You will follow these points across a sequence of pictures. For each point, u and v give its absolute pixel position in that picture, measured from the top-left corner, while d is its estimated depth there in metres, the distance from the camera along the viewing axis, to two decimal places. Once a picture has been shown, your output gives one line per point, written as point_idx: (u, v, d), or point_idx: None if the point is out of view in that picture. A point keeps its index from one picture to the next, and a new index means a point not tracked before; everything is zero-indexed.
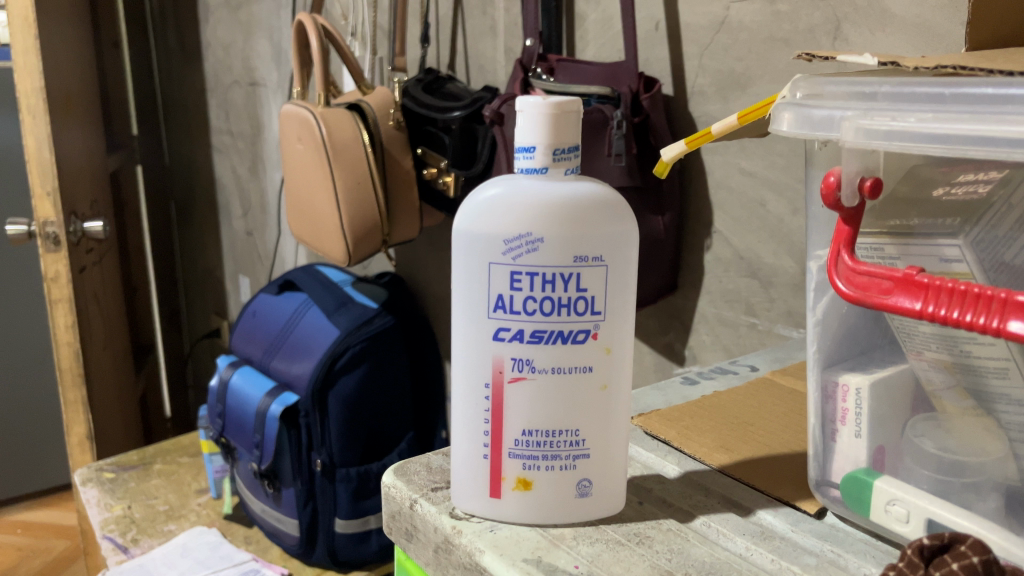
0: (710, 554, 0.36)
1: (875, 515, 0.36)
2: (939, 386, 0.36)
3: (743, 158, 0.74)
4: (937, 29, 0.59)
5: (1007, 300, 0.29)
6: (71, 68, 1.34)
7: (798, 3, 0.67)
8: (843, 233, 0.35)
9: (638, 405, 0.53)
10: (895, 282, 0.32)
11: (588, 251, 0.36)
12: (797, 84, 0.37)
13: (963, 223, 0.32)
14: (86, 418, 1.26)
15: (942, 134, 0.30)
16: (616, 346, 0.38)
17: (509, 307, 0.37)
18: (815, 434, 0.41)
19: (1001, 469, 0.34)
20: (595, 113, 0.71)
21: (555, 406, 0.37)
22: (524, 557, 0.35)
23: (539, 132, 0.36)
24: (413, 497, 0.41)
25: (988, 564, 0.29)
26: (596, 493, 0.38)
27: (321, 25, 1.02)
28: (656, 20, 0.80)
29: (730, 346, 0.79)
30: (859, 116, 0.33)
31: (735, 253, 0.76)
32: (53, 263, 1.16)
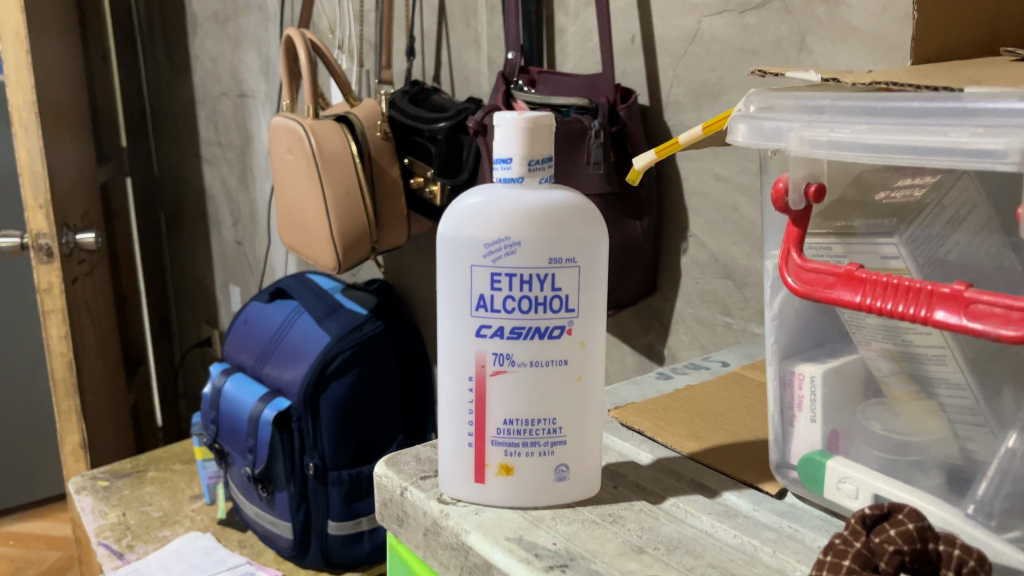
0: (678, 531, 0.40)
1: (829, 493, 0.40)
2: (886, 373, 0.39)
3: (717, 165, 0.77)
4: (895, 41, 0.63)
5: (934, 292, 0.32)
6: (60, 81, 1.37)
7: (765, 16, 0.71)
8: (793, 234, 0.38)
9: (615, 399, 0.56)
10: (838, 277, 0.36)
11: (562, 253, 0.40)
12: (751, 98, 0.40)
13: (900, 223, 0.35)
14: (80, 428, 1.29)
15: (873, 144, 0.33)
16: (590, 341, 0.41)
17: (491, 305, 0.40)
18: (775, 420, 0.44)
19: (943, 448, 0.38)
20: (574, 123, 0.75)
21: (534, 396, 0.40)
22: (507, 535, 0.39)
23: (516, 145, 0.39)
24: (404, 485, 0.44)
25: (922, 530, 0.32)
26: (574, 477, 0.41)
27: (309, 40, 1.05)
28: (632, 34, 0.83)
29: (706, 345, 0.82)
30: (804, 128, 0.36)
31: (711, 255, 0.80)
32: (46, 274, 1.18)
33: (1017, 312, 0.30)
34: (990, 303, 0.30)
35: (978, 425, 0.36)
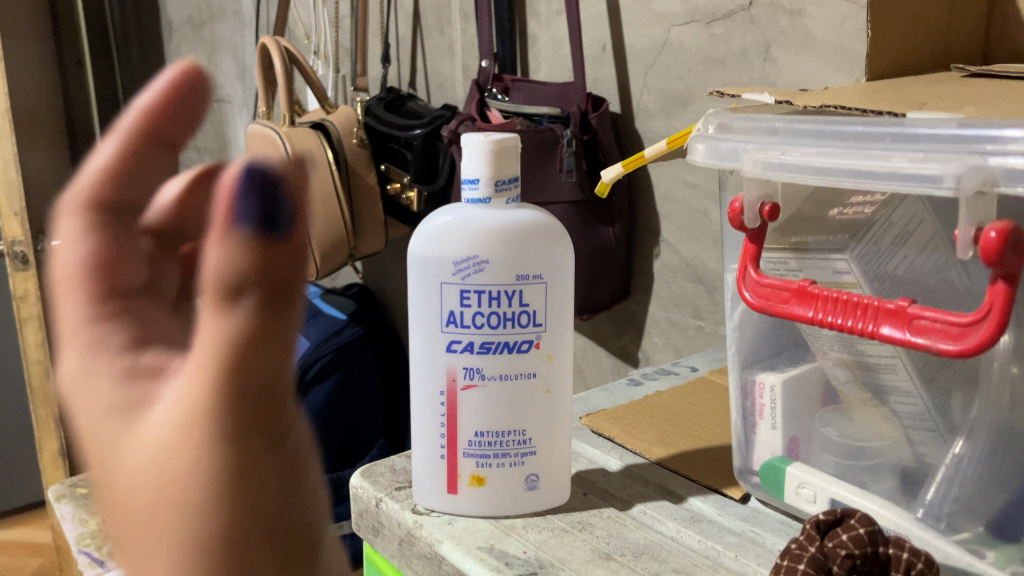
0: (645, 537, 0.41)
1: (789, 498, 0.41)
2: (842, 382, 0.41)
3: (687, 171, 0.79)
4: (854, 51, 0.64)
5: (881, 308, 0.33)
6: (34, 88, 1.37)
7: (731, 26, 0.72)
8: (750, 250, 0.40)
9: (586, 406, 0.58)
10: (792, 292, 0.37)
11: (529, 270, 0.41)
12: (709, 117, 0.42)
13: (850, 239, 0.37)
14: (57, 434, 1.29)
15: (822, 167, 0.35)
16: (557, 354, 0.42)
17: (460, 321, 0.41)
18: (737, 427, 0.45)
19: (897, 452, 0.39)
20: (546, 132, 0.77)
21: (503, 409, 0.42)
22: (479, 544, 0.40)
23: (482, 166, 0.41)
24: (379, 496, 0.45)
25: (872, 534, 0.34)
26: (544, 486, 0.43)
27: (284, 48, 1.05)
28: (602, 42, 0.85)
29: (679, 347, 0.84)
30: (757, 149, 0.38)
31: (682, 259, 0.81)
32: (22, 281, 1.19)
33: (957, 327, 0.31)
34: (932, 319, 0.32)
35: (929, 430, 0.37)
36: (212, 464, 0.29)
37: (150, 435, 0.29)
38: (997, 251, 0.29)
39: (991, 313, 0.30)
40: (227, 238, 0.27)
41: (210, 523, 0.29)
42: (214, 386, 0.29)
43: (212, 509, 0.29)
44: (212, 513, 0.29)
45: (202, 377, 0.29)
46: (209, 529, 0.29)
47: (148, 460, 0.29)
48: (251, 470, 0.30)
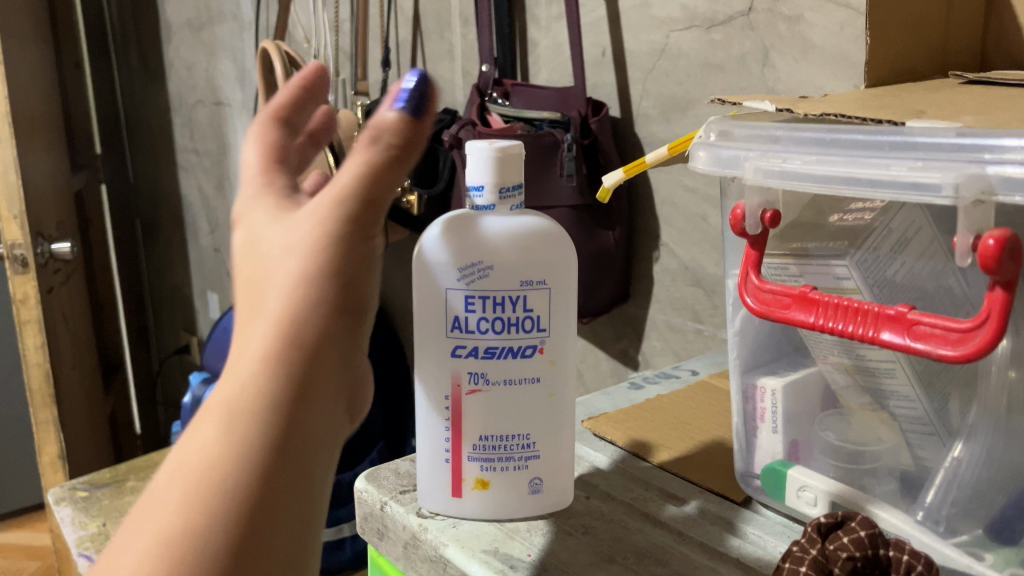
0: (648, 540, 0.41)
1: (790, 501, 0.42)
2: (842, 386, 0.41)
3: (686, 176, 0.79)
4: (852, 57, 0.65)
5: (881, 313, 0.34)
6: (34, 91, 1.37)
7: (730, 32, 0.73)
8: (751, 256, 0.40)
9: (587, 409, 0.58)
10: (794, 298, 0.38)
11: (533, 276, 0.41)
12: (711, 125, 0.42)
13: (850, 245, 0.37)
14: (57, 437, 1.30)
15: (821, 175, 0.35)
16: (560, 358, 0.43)
17: (465, 327, 0.42)
18: (738, 431, 0.46)
19: (897, 456, 0.40)
20: (546, 137, 0.77)
21: (507, 413, 0.42)
22: (483, 548, 0.40)
23: (487, 173, 0.41)
24: (383, 499, 0.45)
25: (873, 537, 0.34)
26: (547, 489, 0.43)
27: (285, 52, 1.06)
28: (602, 47, 0.85)
29: (678, 351, 0.84)
30: (759, 157, 0.39)
31: (681, 263, 0.82)
32: (22, 284, 1.18)
33: (955, 333, 0.32)
34: (932, 325, 0.32)
35: (928, 434, 0.38)
36: (309, 279, 0.32)
37: (273, 251, 0.34)
38: (995, 259, 0.30)
39: (990, 319, 0.30)
40: (390, 112, 0.33)
41: (290, 329, 0.32)
42: (328, 215, 0.33)
43: (302, 322, 0.32)
44: (296, 321, 0.32)
45: (325, 209, 0.33)
46: (296, 337, 0.32)
47: (266, 270, 0.34)
48: (341, 311, 0.33)
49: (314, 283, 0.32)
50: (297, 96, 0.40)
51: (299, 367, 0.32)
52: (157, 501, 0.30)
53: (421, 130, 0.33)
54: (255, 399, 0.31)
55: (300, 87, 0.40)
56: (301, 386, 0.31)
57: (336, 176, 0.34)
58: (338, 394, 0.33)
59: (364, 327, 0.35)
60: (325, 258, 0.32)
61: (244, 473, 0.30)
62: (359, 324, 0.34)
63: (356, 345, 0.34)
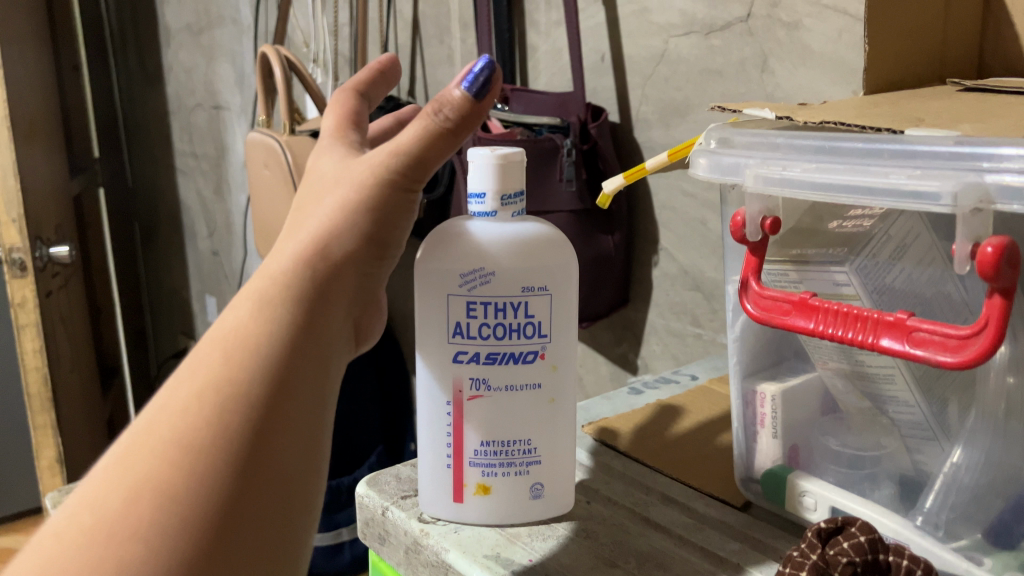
0: (648, 544, 0.42)
1: (790, 505, 0.42)
2: (841, 391, 0.41)
3: (685, 181, 0.80)
4: (850, 63, 0.65)
5: (880, 320, 0.34)
6: (33, 94, 1.37)
7: (729, 38, 0.73)
8: (751, 262, 0.40)
9: (587, 414, 0.58)
10: (793, 304, 0.38)
11: (534, 282, 0.42)
12: (712, 132, 0.42)
13: (849, 252, 0.37)
14: (55, 441, 1.30)
15: (822, 184, 0.36)
16: (561, 364, 0.43)
17: (467, 333, 0.42)
18: (738, 436, 0.46)
19: (896, 460, 0.40)
20: (546, 142, 0.77)
21: (508, 419, 0.42)
22: (485, 553, 0.40)
23: (489, 180, 0.41)
24: (385, 505, 0.45)
25: (873, 542, 0.35)
26: (548, 495, 0.43)
27: (285, 56, 1.06)
28: (601, 52, 0.86)
29: (678, 355, 0.84)
30: (759, 164, 0.39)
31: (680, 268, 0.82)
32: (20, 288, 1.18)
33: (953, 340, 0.32)
34: (930, 331, 0.33)
35: (927, 440, 0.38)
36: (356, 205, 0.37)
37: (322, 188, 0.38)
38: (993, 266, 0.30)
39: (988, 326, 0.31)
40: (457, 90, 0.37)
41: (328, 242, 0.36)
42: (381, 161, 0.37)
43: (336, 236, 0.36)
44: (335, 235, 0.36)
45: (380, 159, 0.37)
46: (326, 247, 0.36)
47: (311, 202, 0.38)
48: (371, 241, 0.37)
49: (357, 210, 0.37)
50: (373, 76, 0.44)
51: (331, 277, 0.36)
52: (191, 364, 0.32)
53: (482, 109, 0.37)
54: (291, 288, 0.34)
55: (376, 69, 0.44)
56: (328, 292, 0.35)
57: (394, 138, 0.38)
58: (350, 312, 0.37)
59: (382, 266, 0.39)
60: (369, 191, 0.37)
61: (276, 349, 0.32)
62: (378, 260, 0.38)
63: (372, 279, 0.38)
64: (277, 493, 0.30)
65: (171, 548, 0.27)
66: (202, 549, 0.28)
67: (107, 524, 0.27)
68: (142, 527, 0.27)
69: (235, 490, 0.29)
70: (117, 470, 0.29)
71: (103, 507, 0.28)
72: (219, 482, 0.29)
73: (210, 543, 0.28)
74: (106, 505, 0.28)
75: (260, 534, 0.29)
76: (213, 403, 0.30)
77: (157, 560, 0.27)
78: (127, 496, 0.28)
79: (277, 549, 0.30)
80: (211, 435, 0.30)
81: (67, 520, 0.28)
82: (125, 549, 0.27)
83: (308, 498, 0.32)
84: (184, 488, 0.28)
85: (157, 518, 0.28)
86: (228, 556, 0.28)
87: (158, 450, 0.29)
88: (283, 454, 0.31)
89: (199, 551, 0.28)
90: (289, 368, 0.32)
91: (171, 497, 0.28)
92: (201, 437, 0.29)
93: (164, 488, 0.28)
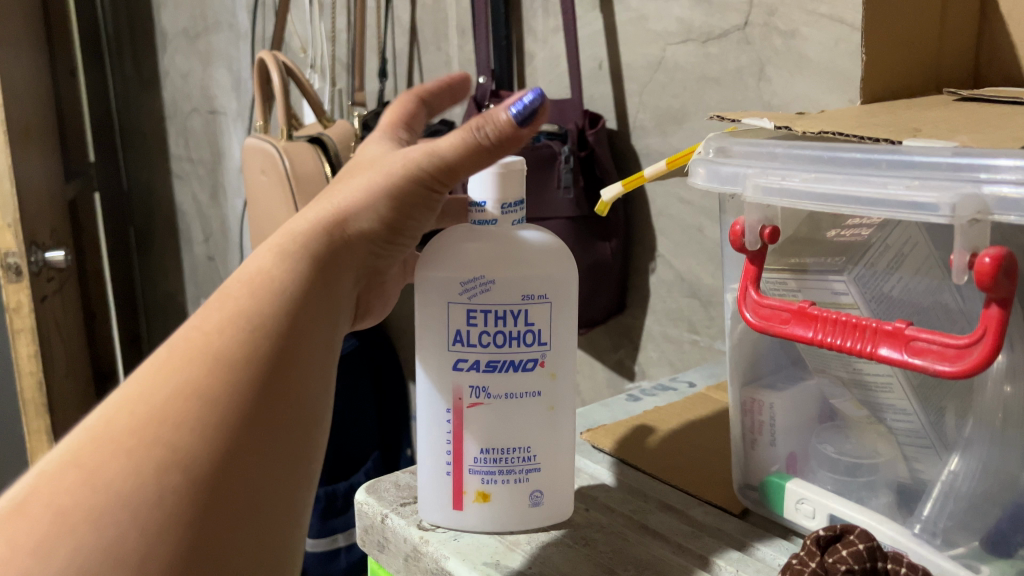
0: (647, 552, 0.42)
1: (788, 513, 0.42)
2: (839, 400, 0.41)
3: (682, 189, 0.80)
4: (847, 73, 0.65)
5: (878, 329, 0.35)
6: (28, 99, 1.37)
7: (726, 46, 0.74)
8: (750, 271, 0.41)
9: (586, 421, 0.58)
10: (792, 313, 0.38)
11: (534, 290, 0.42)
12: (711, 141, 0.43)
13: (848, 261, 0.38)
14: (50, 446, 1.29)
15: (820, 194, 0.36)
16: (561, 372, 0.43)
17: (467, 340, 0.42)
18: (738, 443, 0.46)
19: (893, 468, 0.40)
20: (544, 149, 0.78)
21: (507, 427, 0.42)
22: (484, 560, 0.41)
23: (490, 189, 0.42)
24: (385, 512, 0.45)
25: (871, 550, 0.35)
26: (547, 502, 0.43)
27: (282, 62, 1.06)
28: (599, 59, 0.86)
29: (674, 361, 0.85)
30: (757, 174, 0.39)
31: (678, 275, 0.82)
32: (15, 293, 1.17)
33: (952, 349, 0.32)
34: (929, 340, 0.33)
35: (925, 448, 0.38)
36: (378, 189, 0.39)
37: (359, 169, 0.41)
38: (991, 276, 0.30)
39: (986, 335, 0.31)
40: (504, 113, 0.36)
41: (350, 215, 0.38)
42: (415, 156, 0.38)
43: (359, 210, 0.38)
44: (356, 212, 0.38)
45: (416, 155, 0.38)
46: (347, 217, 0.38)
47: (344, 175, 0.41)
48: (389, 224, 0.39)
49: (379, 192, 0.39)
50: (442, 89, 0.46)
51: (347, 244, 0.38)
52: (225, 290, 0.36)
53: (522, 136, 0.37)
54: (312, 244, 0.37)
55: (448, 83, 0.46)
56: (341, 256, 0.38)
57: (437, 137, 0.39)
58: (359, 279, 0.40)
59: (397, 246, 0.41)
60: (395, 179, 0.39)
61: (297, 292, 0.36)
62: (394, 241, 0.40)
63: (383, 258, 0.41)
64: (296, 415, 0.34)
65: (190, 454, 0.31)
66: (232, 450, 0.32)
67: (155, 417, 0.31)
68: (174, 428, 0.31)
69: (261, 406, 0.33)
70: (163, 370, 0.33)
71: (150, 401, 0.32)
72: (249, 397, 0.33)
73: (231, 452, 0.32)
74: (152, 401, 0.32)
75: (281, 447, 0.33)
76: (246, 326, 0.34)
77: (177, 459, 0.31)
78: (170, 399, 0.32)
79: (293, 461, 0.34)
80: (245, 354, 0.33)
81: (119, 404, 0.32)
82: (170, 441, 0.31)
83: (320, 421, 0.36)
84: (221, 395, 0.32)
85: (197, 417, 0.32)
86: (250, 462, 0.32)
87: (198, 361, 0.33)
88: (302, 383, 0.35)
89: (228, 453, 0.32)
90: (308, 313, 0.36)
91: (209, 401, 0.32)
92: (239, 355, 0.33)
93: (202, 394, 0.32)
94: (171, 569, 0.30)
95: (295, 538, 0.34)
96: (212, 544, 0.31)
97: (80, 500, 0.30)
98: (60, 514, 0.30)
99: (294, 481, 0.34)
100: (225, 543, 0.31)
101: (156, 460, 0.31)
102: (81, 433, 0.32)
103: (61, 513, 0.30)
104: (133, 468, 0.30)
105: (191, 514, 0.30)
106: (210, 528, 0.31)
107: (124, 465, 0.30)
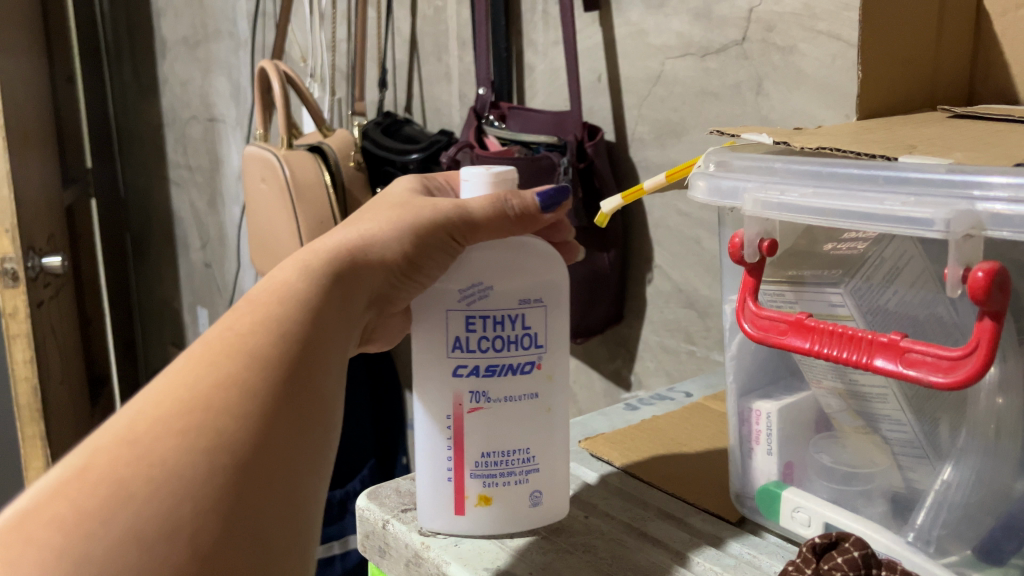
0: (648, 559, 0.42)
1: (784, 521, 0.43)
2: (836, 410, 0.42)
3: (680, 201, 0.81)
4: (844, 89, 0.67)
5: (874, 340, 0.35)
6: (26, 104, 1.37)
7: (725, 61, 0.75)
8: (748, 283, 0.42)
9: (585, 430, 0.59)
10: (790, 324, 0.39)
11: (530, 294, 0.43)
12: (710, 155, 0.44)
13: (845, 274, 0.38)
14: (45, 452, 1.29)
15: (817, 207, 0.37)
16: (557, 374, 0.44)
17: (466, 346, 0.43)
18: (735, 452, 0.47)
19: (888, 478, 0.41)
20: (543, 160, 0.78)
21: (507, 429, 0.43)
22: (486, 565, 0.41)
23: None
24: (385, 518, 0.46)
25: (866, 557, 0.35)
26: (547, 502, 0.44)
27: (283, 71, 1.06)
28: (598, 73, 0.87)
29: (671, 371, 0.86)
30: (757, 188, 0.40)
31: (675, 286, 0.83)
32: (11, 298, 1.17)
33: (946, 360, 0.33)
34: (923, 352, 0.34)
35: (919, 458, 0.39)
36: (405, 225, 0.41)
37: (382, 207, 0.44)
38: (984, 290, 0.31)
39: (979, 347, 0.32)
40: (531, 196, 0.42)
41: (372, 245, 0.41)
42: (444, 206, 0.42)
43: (381, 241, 0.41)
44: (380, 242, 0.41)
45: (445, 205, 0.42)
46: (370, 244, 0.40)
47: (367, 210, 0.43)
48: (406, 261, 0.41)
49: (406, 227, 0.41)
50: None
51: (364, 268, 0.40)
52: (252, 296, 0.37)
53: (539, 221, 0.43)
54: (335, 264, 0.39)
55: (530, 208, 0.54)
56: (359, 281, 0.40)
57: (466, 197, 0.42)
58: (373, 308, 0.41)
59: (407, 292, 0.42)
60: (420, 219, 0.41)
61: (323, 303, 0.37)
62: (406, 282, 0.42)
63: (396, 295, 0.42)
64: (319, 413, 0.35)
65: (236, 436, 0.31)
66: (270, 439, 0.32)
67: (197, 402, 0.32)
68: (220, 414, 0.32)
69: (294, 399, 0.34)
70: (200, 363, 0.33)
71: (190, 390, 0.32)
72: (284, 391, 0.34)
73: (269, 439, 0.32)
74: (196, 388, 0.32)
75: (307, 443, 0.34)
76: (280, 329, 0.35)
77: (224, 440, 0.31)
78: (214, 385, 0.33)
79: (315, 458, 0.35)
80: (278, 351, 0.35)
81: (158, 396, 0.32)
82: (215, 424, 0.31)
83: (335, 429, 0.37)
84: (257, 387, 0.33)
85: (239, 404, 0.32)
86: (284, 452, 0.33)
87: (236, 356, 0.34)
88: (324, 385, 0.36)
89: (268, 439, 0.32)
90: (332, 327, 0.37)
91: (249, 392, 0.33)
92: (273, 352, 0.34)
93: (242, 384, 0.33)
94: (221, 537, 0.29)
95: (311, 542, 0.34)
96: (255, 527, 0.30)
97: (132, 474, 0.29)
98: (115, 489, 0.29)
99: (315, 477, 0.34)
100: (265, 527, 0.31)
101: (206, 441, 0.31)
102: (120, 422, 0.31)
103: (113, 487, 0.29)
104: (183, 446, 0.30)
105: (238, 494, 0.30)
106: (252, 512, 0.31)
107: (176, 440, 0.30)
